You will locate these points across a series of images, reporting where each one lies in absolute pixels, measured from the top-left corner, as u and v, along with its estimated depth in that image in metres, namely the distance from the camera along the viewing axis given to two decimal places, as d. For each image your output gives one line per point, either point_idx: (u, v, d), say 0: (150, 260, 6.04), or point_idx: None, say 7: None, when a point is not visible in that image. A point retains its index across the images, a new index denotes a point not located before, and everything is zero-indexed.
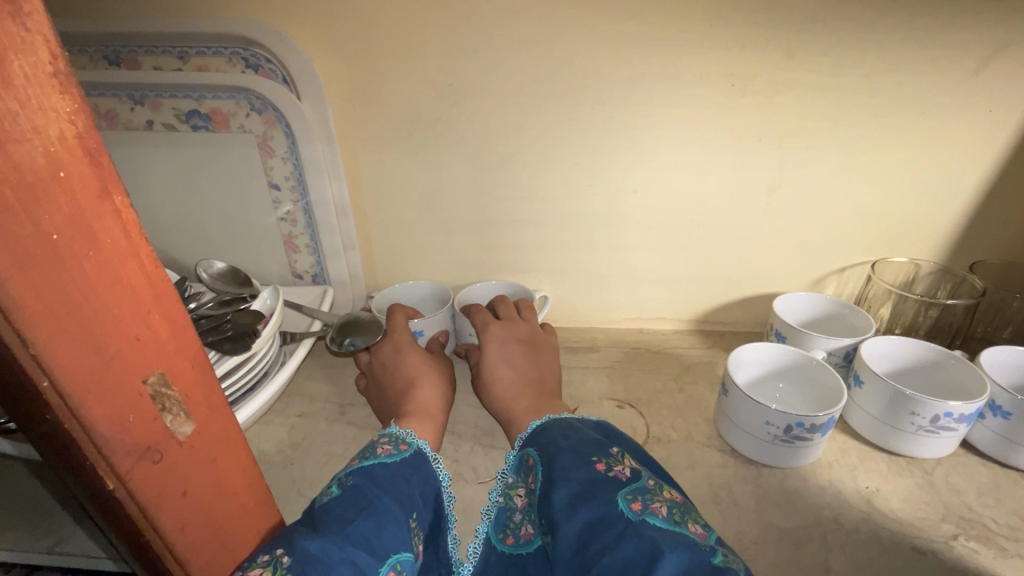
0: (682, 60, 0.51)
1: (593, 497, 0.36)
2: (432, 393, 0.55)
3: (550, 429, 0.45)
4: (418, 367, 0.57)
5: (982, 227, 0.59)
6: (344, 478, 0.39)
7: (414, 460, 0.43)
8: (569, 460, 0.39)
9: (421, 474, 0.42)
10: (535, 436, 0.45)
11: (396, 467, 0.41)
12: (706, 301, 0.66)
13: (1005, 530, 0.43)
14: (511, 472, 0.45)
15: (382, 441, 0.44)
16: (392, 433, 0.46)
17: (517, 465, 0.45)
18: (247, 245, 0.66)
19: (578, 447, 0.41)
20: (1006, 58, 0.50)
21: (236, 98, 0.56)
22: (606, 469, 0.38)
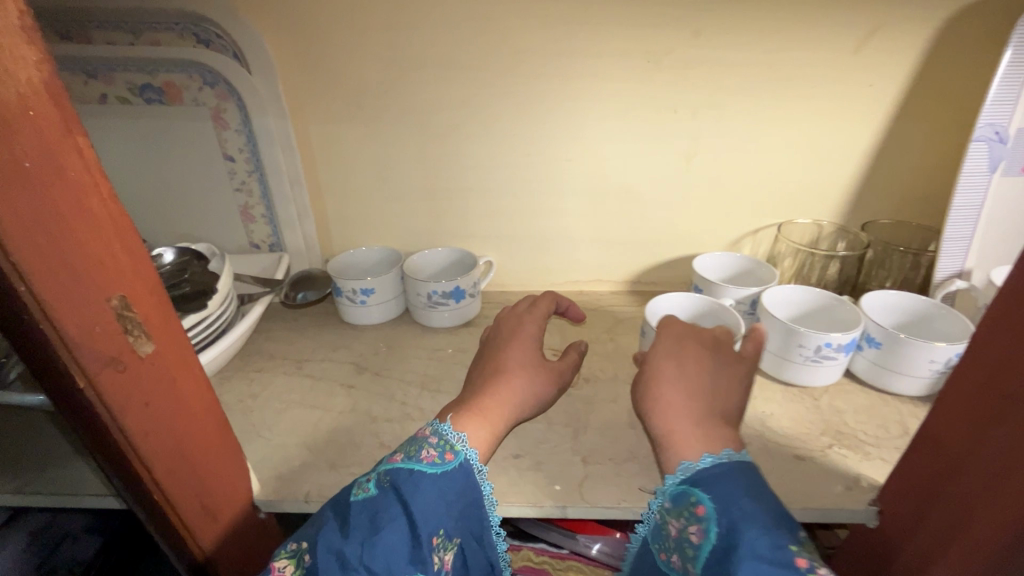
0: (604, 37, 0.57)
1: None
2: (511, 398, 0.48)
3: (732, 476, 0.37)
4: (521, 367, 0.52)
5: (872, 190, 0.67)
6: (383, 480, 0.40)
7: (456, 477, 0.41)
8: (761, 543, 0.33)
9: (464, 490, 0.41)
10: (709, 475, 0.38)
11: (433, 484, 0.40)
12: (637, 262, 0.73)
13: (871, 439, 0.51)
14: (667, 497, 0.39)
15: (431, 443, 0.42)
16: (444, 433, 0.43)
17: (675, 493, 0.39)
18: (205, 216, 0.69)
19: (771, 520, 0.34)
20: (881, 38, 0.57)
21: (189, 72, 0.59)
22: (809, 568, 0.32)
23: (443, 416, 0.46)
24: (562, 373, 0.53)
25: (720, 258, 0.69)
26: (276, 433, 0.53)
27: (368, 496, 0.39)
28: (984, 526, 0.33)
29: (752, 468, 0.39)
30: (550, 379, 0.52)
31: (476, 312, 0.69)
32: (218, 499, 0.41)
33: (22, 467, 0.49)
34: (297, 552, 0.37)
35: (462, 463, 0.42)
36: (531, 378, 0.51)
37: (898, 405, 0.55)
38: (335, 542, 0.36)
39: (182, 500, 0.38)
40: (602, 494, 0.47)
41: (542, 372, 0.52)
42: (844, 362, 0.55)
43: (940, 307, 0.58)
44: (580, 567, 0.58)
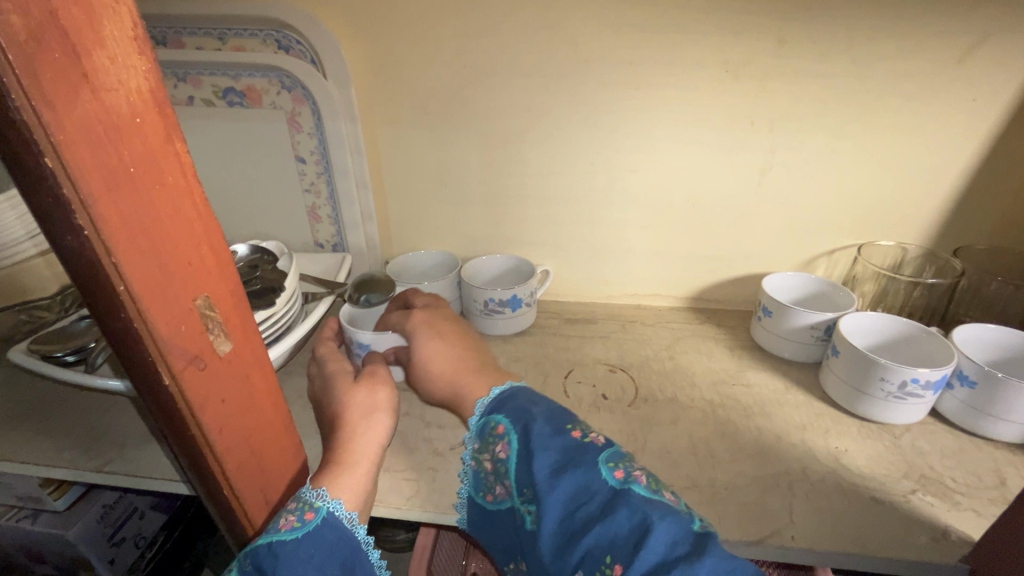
0: (679, 46, 0.55)
1: (575, 466, 0.37)
2: (368, 434, 0.47)
3: (517, 395, 0.45)
4: (348, 402, 0.49)
5: (967, 212, 0.61)
6: (244, 564, 0.36)
7: (323, 532, 0.38)
8: (542, 430, 0.40)
9: (331, 550, 0.38)
10: (499, 403, 0.45)
11: (294, 556, 0.36)
12: (701, 279, 0.70)
13: (962, 487, 0.47)
14: (474, 437, 0.45)
15: (289, 508, 0.39)
16: (300, 494, 0.40)
17: (479, 428, 0.45)
18: (274, 214, 0.71)
19: (549, 415, 0.42)
20: (990, 49, 0.52)
21: (269, 76, 0.62)
22: (582, 436, 0.40)
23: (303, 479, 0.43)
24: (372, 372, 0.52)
25: (790, 278, 0.65)
26: None
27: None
28: None
29: (528, 390, 0.47)
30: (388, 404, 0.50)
31: (530, 321, 0.68)
32: (280, 496, 0.42)
33: (102, 447, 0.52)
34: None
35: (325, 517, 0.39)
36: (371, 407, 0.49)
37: (990, 451, 0.50)
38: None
39: (249, 496, 0.39)
40: None
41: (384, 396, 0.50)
42: (931, 401, 0.51)
43: None
44: None
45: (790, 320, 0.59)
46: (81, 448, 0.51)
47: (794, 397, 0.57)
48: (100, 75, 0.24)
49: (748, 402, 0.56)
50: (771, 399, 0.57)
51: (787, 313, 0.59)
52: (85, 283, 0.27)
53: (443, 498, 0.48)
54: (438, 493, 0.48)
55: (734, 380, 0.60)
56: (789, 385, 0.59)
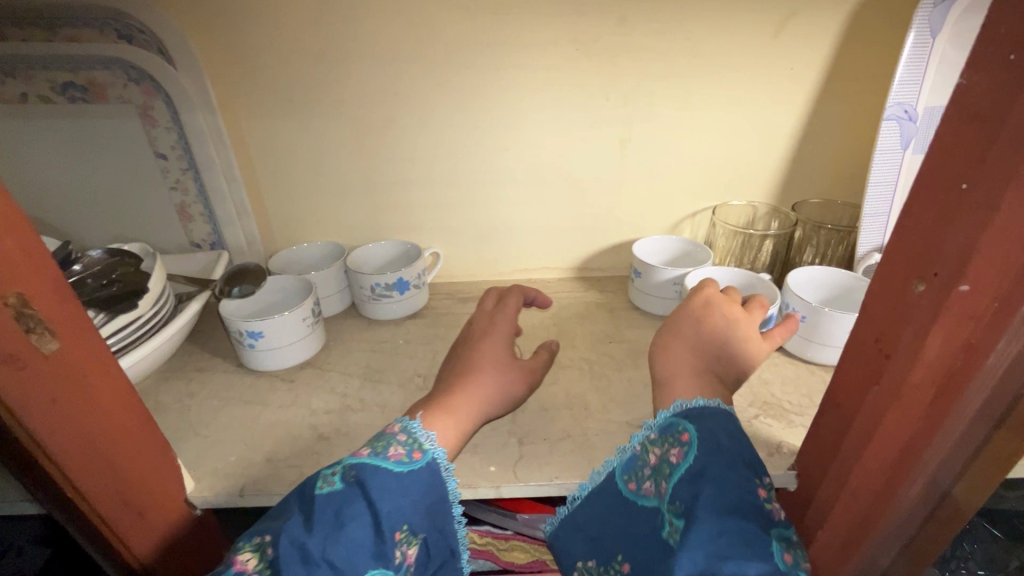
0: (531, 26, 0.58)
1: (747, 516, 0.36)
2: (478, 398, 0.49)
3: (717, 416, 0.42)
4: (490, 361, 0.52)
5: (800, 170, 0.69)
6: (347, 474, 0.39)
7: (423, 476, 0.42)
8: (739, 469, 0.38)
9: (427, 488, 0.42)
10: (697, 414, 0.42)
11: (396, 485, 0.40)
12: (582, 250, 0.74)
13: (795, 408, 0.54)
14: (654, 429, 0.43)
15: (400, 440, 0.43)
16: (413, 431, 0.44)
17: (664, 423, 0.43)
18: (141, 216, 0.67)
19: (744, 454, 0.39)
20: (799, 22, 0.59)
21: (112, 69, 0.58)
22: (766, 499, 0.38)
23: (414, 415, 0.46)
24: (533, 371, 0.53)
25: (660, 240, 0.71)
26: (214, 430, 0.53)
27: (333, 490, 0.39)
28: (896, 423, 0.32)
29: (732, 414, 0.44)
30: (523, 379, 0.53)
31: (422, 304, 0.70)
32: (146, 500, 0.41)
33: None
34: (262, 545, 0.37)
35: (431, 461, 0.43)
36: (503, 380, 0.51)
37: (822, 375, 0.58)
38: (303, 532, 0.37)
39: (103, 502, 0.38)
40: (534, 473, 0.47)
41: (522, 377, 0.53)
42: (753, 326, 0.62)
43: (861, 278, 0.61)
44: (525, 547, 0.59)
45: (659, 277, 0.65)
46: None
47: None
48: None
49: (623, 356, 0.61)
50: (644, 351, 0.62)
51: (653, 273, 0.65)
52: None
53: None
54: None
55: (612, 338, 0.64)
56: None
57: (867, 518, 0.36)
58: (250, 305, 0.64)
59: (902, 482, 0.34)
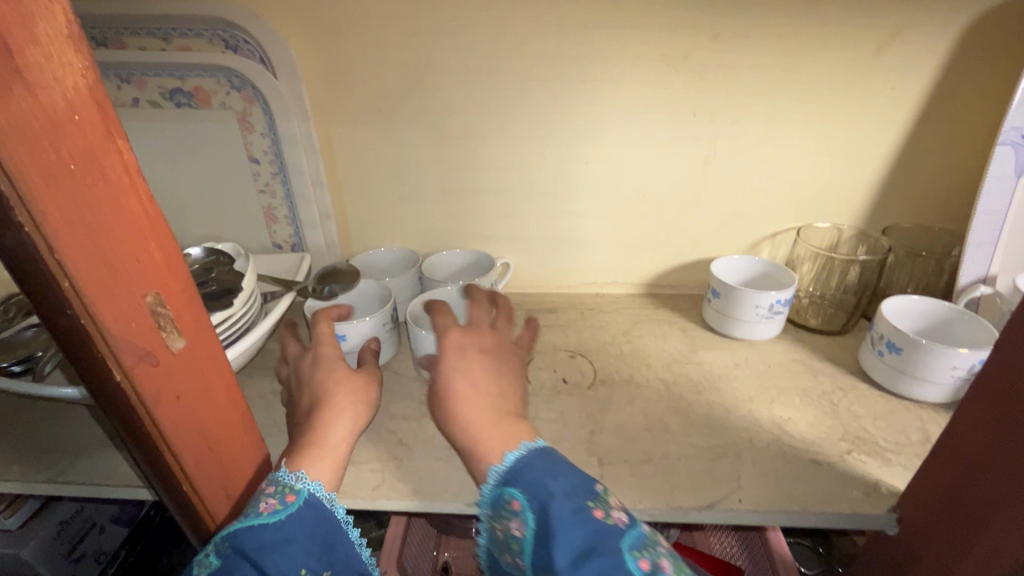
0: (622, 40, 0.57)
1: (599, 553, 0.34)
2: (339, 422, 0.46)
3: (532, 465, 0.40)
4: (332, 382, 0.50)
5: (893, 193, 0.66)
6: (222, 546, 0.36)
7: (306, 515, 0.39)
8: (564, 508, 0.36)
9: (311, 530, 0.39)
10: (513, 472, 0.40)
11: (275, 536, 0.37)
12: (654, 266, 0.73)
13: (891, 445, 0.51)
14: (486, 503, 0.40)
15: (268, 492, 0.40)
16: (281, 478, 0.41)
17: (491, 496, 0.40)
18: (230, 216, 0.71)
19: (568, 488, 0.38)
20: (906, 40, 0.56)
21: (217, 77, 0.61)
22: (605, 517, 0.36)
23: (290, 461, 0.43)
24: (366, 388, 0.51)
25: (740, 262, 0.69)
26: None
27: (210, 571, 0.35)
28: None
29: (546, 451, 0.42)
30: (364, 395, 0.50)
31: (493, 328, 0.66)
32: (244, 494, 0.43)
33: (55, 457, 0.50)
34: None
35: (306, 497, 0.40)
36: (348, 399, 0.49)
37: (918, 412, 0.54)
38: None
39: (211, 494, 0.39)
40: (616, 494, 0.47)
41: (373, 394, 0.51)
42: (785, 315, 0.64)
43: (963, 312, 0.57)
44: None
45: (754, 297, 0.61)
46: (32, 460, 0.50)
47: (741, 372, 0.60)
48: (34, 73, 0.24)
49: (700, 379, 0.59)
50: (720, 374, 0.60)
51: (427, 292, 0.64)
52: (28, 279, 0.27)
53: (408, 486, 0.49)
54: (404, 480, 0.49)
55: (687, 359, 0.63)
56: (737, 361, 0.62)
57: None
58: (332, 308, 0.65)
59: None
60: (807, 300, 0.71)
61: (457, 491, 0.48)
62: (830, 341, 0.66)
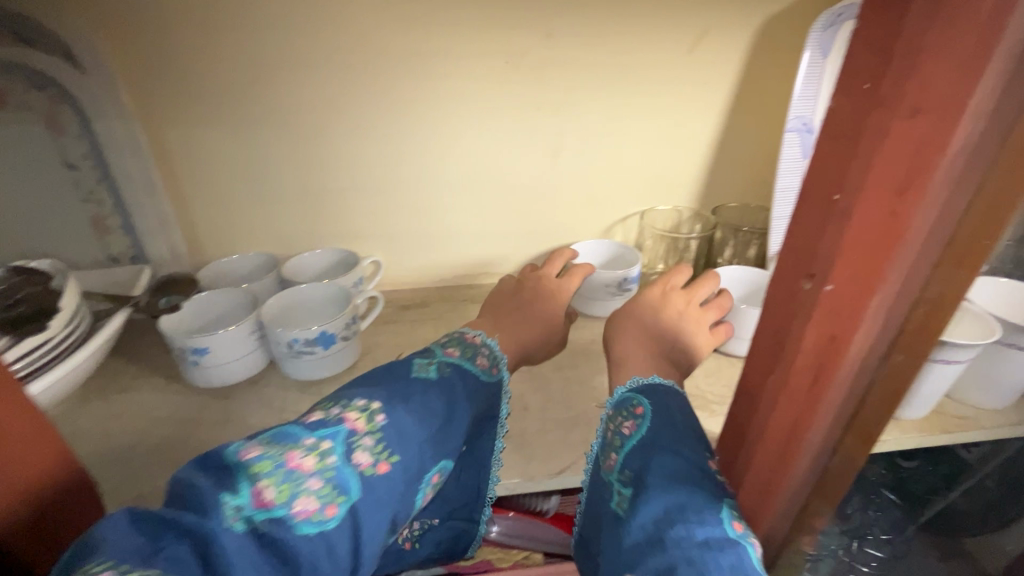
0: (460, 38, 0.59)
1: (695, 484, 0.37)
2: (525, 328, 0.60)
3: (668, 393, 0.45)
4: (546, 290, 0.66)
5: (719, 177, 0.75)
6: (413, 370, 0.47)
7: (472, 387, 0.49)
8: (679, 436, 0.40)
9: (476, 399, 0.48)
10: (652, 389, 0.46)
11: (421, 404, 0.44)
12: (520, 255, 0.76)
13: (717, 397, 0.58)
14: (613, 406, 0.46)
15: (456, 347, 0.52)
16: (470, 343, 0.53)
17: (621, 399, 0.46)
18: (48, 230, 0.63)
19: (693, 429, 0.42)
20: (712, 40, 0.64)
21: (12, 73, 0.54)
22: (714, 467, 0.39)
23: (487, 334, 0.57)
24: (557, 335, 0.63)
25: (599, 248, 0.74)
26: (138, 454, 0.51)
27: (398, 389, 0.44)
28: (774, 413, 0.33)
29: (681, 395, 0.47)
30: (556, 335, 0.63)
31: (357, 354, 0.62)
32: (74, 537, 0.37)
33: None
34: (303, 445, 0.38)
35: (501, 380, 0.53)
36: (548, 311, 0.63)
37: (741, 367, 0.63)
38: (416, 424, 0.43)
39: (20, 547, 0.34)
40: (476, 474, 0.49)
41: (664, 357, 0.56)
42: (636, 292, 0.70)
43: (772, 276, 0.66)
44: None
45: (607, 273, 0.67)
46: None
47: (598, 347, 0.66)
48: None
49: (560, 357, 0.64)
50: (579, 351, 0.65)
51: (289, 291, 0.62)
52: None
53: None
54: None
55: None
56: (594, 337, 0.67)
57: (765, 492, 0.36)
58: (193, 321, 0.61)
59: (794, 459, 0.34)
60: (657, 276, 0.78)
61: None
62: None
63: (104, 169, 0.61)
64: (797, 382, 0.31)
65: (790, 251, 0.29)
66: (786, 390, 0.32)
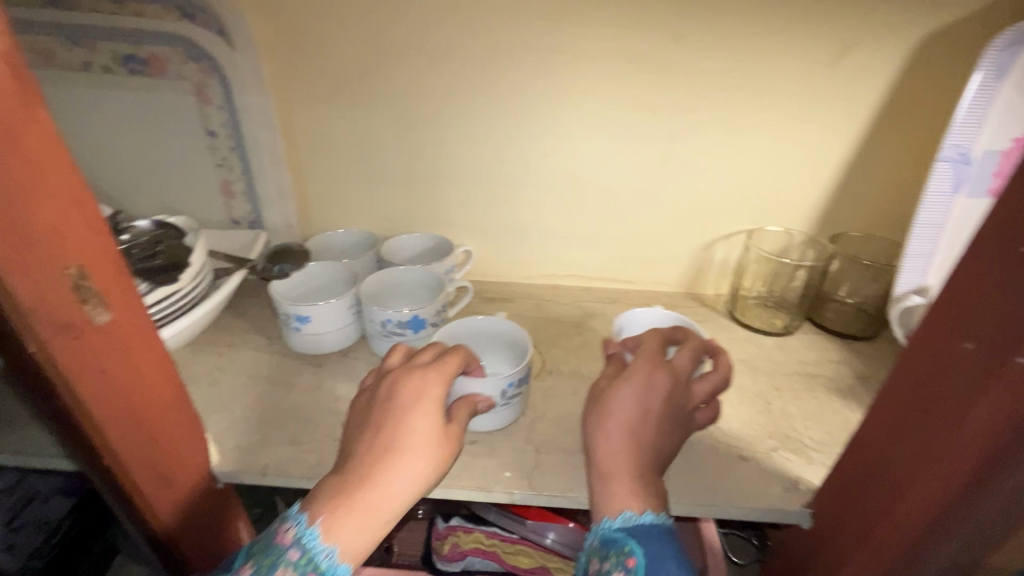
0: (583, 36, 0.58)
1: None
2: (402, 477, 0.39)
3: (667, 540, 0.37)
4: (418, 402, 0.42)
5: (842, 203, 0.68)
6: None
7: None
8: None
9: None
10: (649, 530, 0.38)
11: None
12: (610, 261, 0.74)
13: (815, 444, 0.53)
14: (599, 537, 0.39)
15: (291, 559, 0.36)
16: (307, 544, 0.37)
17: (609, 534, 0.38)
18: (184, 189, 0.69)
19: None
20: (859, 52, 0.58)
21: (173, 45, 0.60)
22: None
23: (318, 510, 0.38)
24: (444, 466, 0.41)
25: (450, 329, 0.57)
26: (239, 406, 0.55)
27: None
28: (922, 482, 0.32)
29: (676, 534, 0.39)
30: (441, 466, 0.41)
31: None
32: (174, 466, 0.43)
33: None
34: None
35: None
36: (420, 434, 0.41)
37: (845, 415, 0.57)
38: None
39: (138, 470, 0.40)
40: (549, 483, 0.48)
41: (681, 417, 0.46)
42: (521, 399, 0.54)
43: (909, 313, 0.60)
44: (529, 552, 0.62)
45: (488, 382, 0.49)
46: None
47: None
48: None
49: None
50: None
51: (387, 271, 0.64)
52: None
53: None
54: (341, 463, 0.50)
55: None
56: None
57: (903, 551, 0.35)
58: (296, 288, 0.65)
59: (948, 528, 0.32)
60: (755, 301, 0.73)
61: None
62: (773, 342, 0.68)
63: (237, 139, 0.65)
64: (961, 455, 0.29)
65: (962, 313, 0.28)
66: (945, 462, 0.30)
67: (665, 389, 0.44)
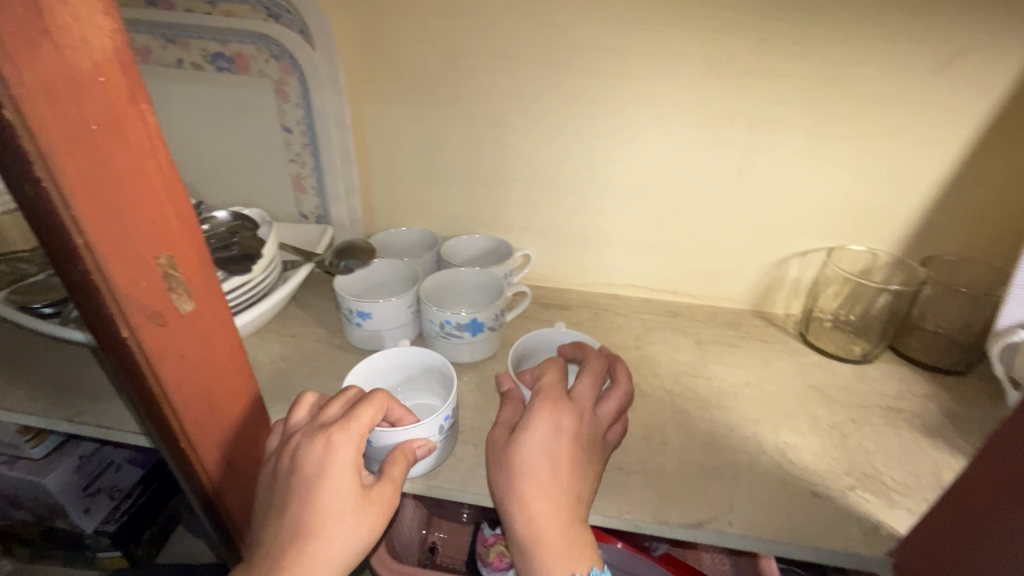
0: (661, 39, 0.55)
1: None
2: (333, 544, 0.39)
3: None
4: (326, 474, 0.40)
5: (938, 224, 0.62)
6: None
7: None
8: None
9: None
10: None
11: None
12: (674, 272, 0.71)
13: (898, 486, 0.49)
14: None
15: None
16: None
17: None
18: (258, 183, 0.72)
19: None
20: (973, 58, 0.52)
21: (257, 44, 0.62)
22: None
23: None
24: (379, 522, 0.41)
25: (396, 354, 0.55)
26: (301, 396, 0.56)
27: None
28: None
29: None
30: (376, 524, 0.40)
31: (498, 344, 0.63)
32: (239, 451, 0.44)
33: (76, 397, 0.55)
34: None
35: None
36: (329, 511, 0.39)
37: (933, 455, 0.52)
38: None
39: (207, 454, 0.41)
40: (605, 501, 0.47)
41: (597, 445, 0.46)
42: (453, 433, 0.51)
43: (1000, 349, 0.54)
44: None
45: (423, 425, 0.46)
46: (56, 399, 0.54)
47: (750, 391, 0.59)
48: (64, 34, 0.24)
49: (707, 394, 0.58)
50: (728, 392, 0.59)
51: (447, 272, 0.64)
52: (42, 226, 0.28)
53: None
54: None
55: (694, 372, 0.61)
56: (747, 380, 0.61)
57: None
58: (358, 284, 0.66)
59: None
60: (830, 324, 0.68)
61: (444, 479, 0.49)
62: (850, 369, 0.63)
63: (310, 136, 0.67)
64: None
65: None
66: None
67: (570, 428, 0.45)
